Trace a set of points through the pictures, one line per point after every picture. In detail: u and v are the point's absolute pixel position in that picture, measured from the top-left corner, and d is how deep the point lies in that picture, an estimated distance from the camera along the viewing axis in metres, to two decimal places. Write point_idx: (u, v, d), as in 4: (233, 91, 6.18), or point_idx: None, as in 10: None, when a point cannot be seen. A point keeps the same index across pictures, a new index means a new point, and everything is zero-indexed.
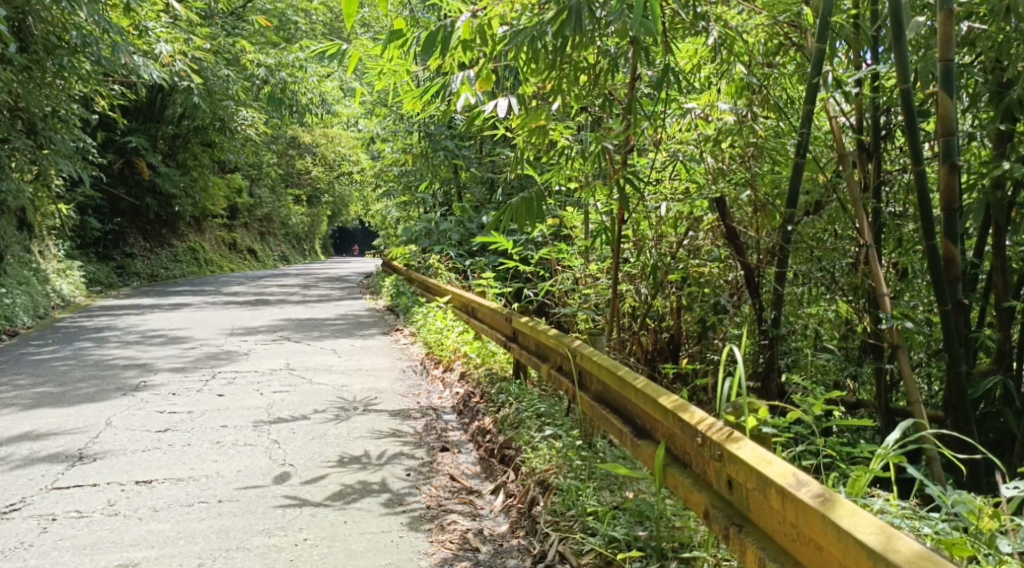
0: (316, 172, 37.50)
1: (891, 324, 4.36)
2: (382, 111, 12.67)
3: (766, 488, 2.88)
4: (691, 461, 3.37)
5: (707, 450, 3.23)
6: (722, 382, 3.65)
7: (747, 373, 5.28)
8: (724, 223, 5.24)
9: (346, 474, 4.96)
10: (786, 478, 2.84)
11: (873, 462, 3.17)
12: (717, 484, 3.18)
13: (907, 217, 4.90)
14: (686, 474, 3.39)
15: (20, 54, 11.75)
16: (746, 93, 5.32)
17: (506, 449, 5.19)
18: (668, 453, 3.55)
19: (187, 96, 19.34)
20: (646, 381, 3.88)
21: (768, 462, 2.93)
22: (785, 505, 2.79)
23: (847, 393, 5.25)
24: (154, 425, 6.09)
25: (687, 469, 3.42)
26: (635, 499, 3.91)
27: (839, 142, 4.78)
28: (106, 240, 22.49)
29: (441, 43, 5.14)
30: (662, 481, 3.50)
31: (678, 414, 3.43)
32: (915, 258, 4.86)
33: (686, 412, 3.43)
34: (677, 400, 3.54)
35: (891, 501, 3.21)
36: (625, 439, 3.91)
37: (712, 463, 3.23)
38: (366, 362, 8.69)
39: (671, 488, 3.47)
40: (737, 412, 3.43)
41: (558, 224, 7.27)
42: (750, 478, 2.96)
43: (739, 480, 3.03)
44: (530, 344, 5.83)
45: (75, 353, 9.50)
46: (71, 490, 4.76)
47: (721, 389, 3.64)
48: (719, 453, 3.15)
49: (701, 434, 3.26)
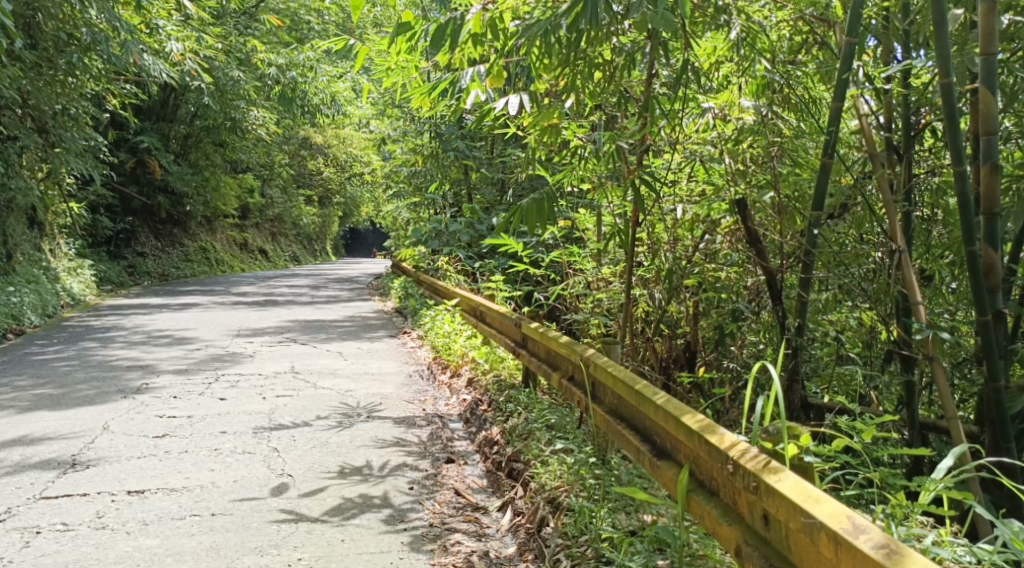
0: (327, 173, 37.41)
1: (926, 335, 4.08)
2: (392, 111, 12.50)
3: (813, 531, 2.63)
4: (719, 489, 3.14)
5: (739, 479, 3.00)
6: (755, 400, 3.36)
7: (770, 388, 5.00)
8: (746, 226, 5.05)
9: (346, 486, 4.74)
10: (839, 520, 2.59)
11: (922, 494, 2.97)
12: (750, 517, 2.95)
13: (935, 222, 4.66)
14: (714, 503, 3.16)
15: (28, 51, 11.50)
16: (766, 92, 5.05)
17: (514, 462, 4.97)
18: (692, 477, 3.32)
19: (200, 94, 19.21)
20: (665, 397, 3.65)
21: (815, 500, 2.68)
22: (838, 553, 2.54)
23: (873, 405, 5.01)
24: (152, 430, 5.87)
25: (714, 496, 3.19)
26: (656, 523, 3.68)
27: (868, 141, 4.53)
28: (117, 239, 22.32)
29: (450, 36, 4.88)
30: (686, 508, 3.27)
31: (705, 437, 3.19)
32: (944, 265, 4.62)
33: (715, 434, 3.19)
34: (703, 420, 3.30)
35: (944, 537, 2.96)
36: (642, 458, 3.68)
37: (744, 492, 2.99)
38: (372, 366, 8.47)
39: (695, 516, 3.25)
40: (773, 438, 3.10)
41: (570, 226, 7.04)
42: (794, 517, 2.71)
43: (778, 516, 2.79)
44: (540, 351, 5.60)
45: (79, 353, 9.31)
46: (59, 500, 4.56)
47: (753, 408, 3.33)
48: (754, 484, 2.91)
49: (733, 462, 3.03)
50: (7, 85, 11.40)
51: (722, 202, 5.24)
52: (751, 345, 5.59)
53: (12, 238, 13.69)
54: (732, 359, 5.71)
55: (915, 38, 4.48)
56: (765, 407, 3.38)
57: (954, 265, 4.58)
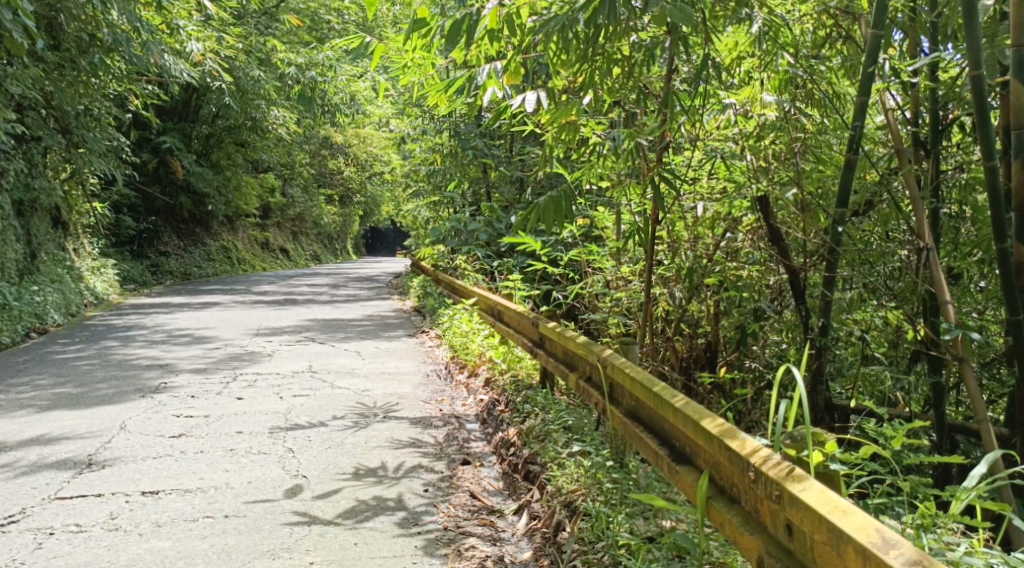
0: (348, 173, 37.48)
1: (955, 335, 3.99)
2: (413, 110, 12.51)
3: (841, 544, 2.54)
4: (740, 496, 3.06)
5: (761, 486, 2.91)
6: (777, 401, 3.26)
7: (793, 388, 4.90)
8: (768, 223, 4.95)
9: (360, 488, 4.68)
10: (867, 532, 2.50)
11: (954, 503, 2.86)
12: (773, 526, 2.86)
13: (964, 220, 4.55)
14: (735, 511, 3.07)
15: (50, 52, 11.49)
16: (789, 87, 4.93)
17: (530, 464, 4.90)
18: (712, 484, 3.24)
19: (221, 94, 19.20)
20: (684, 399, 3.57)
21: (842, 511, 2.60)
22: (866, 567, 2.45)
23: (898, 407, 4.90)
24: (168, 430, 5.83)
25: (734, 503, 3.11)
26: (675, 530, 3.60)
27: (894, 136, 4.45)
28: (141, 238, 22.39)
29: (466, 32, 4.81)
30: (706, 515, 3.19)
31: (726, 442, 3.11)
32: (973, 264, 4.52)
33: (736, 440, 3.11)
34: (723, 425, 3.22)
35: (978, 547, 2.85)
36: (660, 462, 3.60)
37: (767, 501, 2.90)
38: (390, 366, 8.41)
39: (715, 523, 3.16)
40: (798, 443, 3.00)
41: (589, 224, 6.95)
42: (820, 528, 2.62)
43: (803, 527, 2.70)
44: (557, 351, 5.52)
45: (100, 352, 9.29)
46: (74, 500, 4.52)
47: (776, 411, 3.23)
48: (777, 493, 2.82)
49: (755, 469, 2.94)
50: (29, 85, 11.40)
51: (743, 199, 5.14)
52: (775, 345, 5.51)
53: (37, 237, 13.55)
54: (755, 359, 5.63)
55: (943, 31, 4.39)
56: (789, 411, 3.27)
57: (983, 263, 4.47)
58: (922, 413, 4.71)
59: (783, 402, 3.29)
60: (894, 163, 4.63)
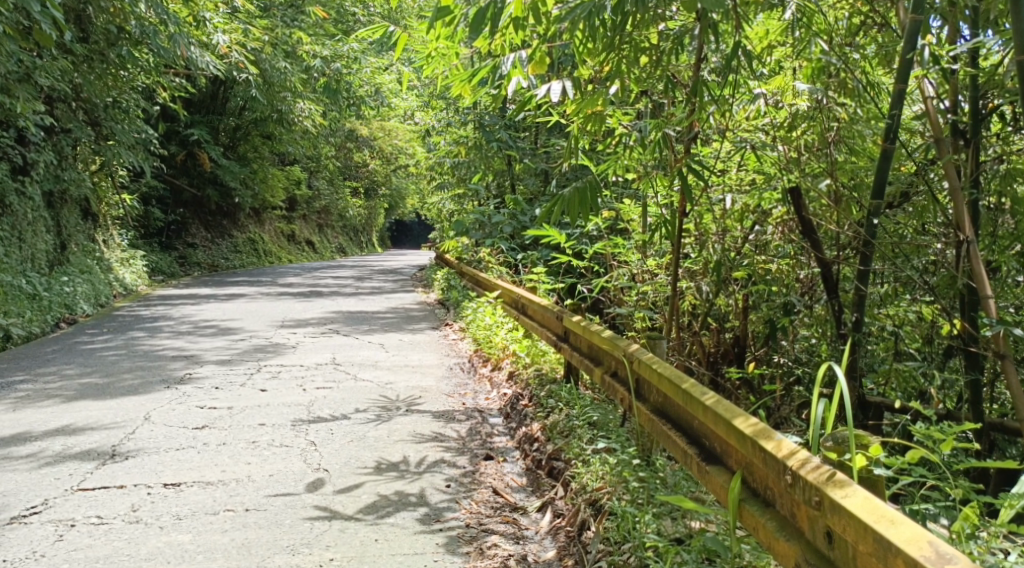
0: (374, 166, 37.58)
1: (997, 330, 3.91)
2: (438, 103, 12.57)
3: (888, 555, 2.43)
4: (776, 500, 2.96)
5: (799, 491, 2.81)
6: (815, 401, 3.15)
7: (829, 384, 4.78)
8: (799, 215, 4.78)
9: (381, 483, 4.62)
10: (917, 544, 2.39)
11: (1002, 510, 2.77)
12: (811, 533, 2.76)
13: (1003, 212, 4.42)
14: (769, 515, 2.98)
15: (78, 44, 11.45)
16: (822, 76, 4.78)
17: (554, 461, 4.82)
18: (745, 485, 3.14)
19: (247, 85, 19.15)
20: (715, 396, 3.46)
21: (887, 520, 2.49)
22: None
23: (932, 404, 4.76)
24: (191, 421, 5.77)
25: (768, 507, 3.01)
26: (704, 534, 3.50)
27: (933, 124, 4.33)
28: (169, 230, 22.44)
29: (490, 21, 4.72)
30: (738, 519, 3.09)
31: (760, 443, 3.01)
32: (1011, 256, 4.41)
33: (770, 440, 3.01)
34: (756, 425, 3.12)
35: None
36: (690, 462, 3.50)
37: (805, 506, 2.80)
38: (413, 358, 8.35)
39: (748, 527, 3.06)
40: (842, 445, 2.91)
41: (614, 216, 6.85)
42: (864, 537, 2.52)
43: (845, 536, 2.60)
44: (582, 345, 5.43)
45: (126, 343, 9.28)
46: (96, 492, 4.47)
47: (814, 411, 3.12)
48: (817, 499, 2.72)
49: (791, 472, 2.84)
50: (58, 76, 11.37)
51: (773, 191, 4.99)
52: (804, 340, 5.41)
53: (67, 228, 13.56)
54: (784, 354, 5.52)
55: (983, 17, 4.29)
56: (828, 411, 3.15)
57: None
58: (957, 411, 4.58)
59: (822, 402, 3.18)
60: (931, 154, 4.51)
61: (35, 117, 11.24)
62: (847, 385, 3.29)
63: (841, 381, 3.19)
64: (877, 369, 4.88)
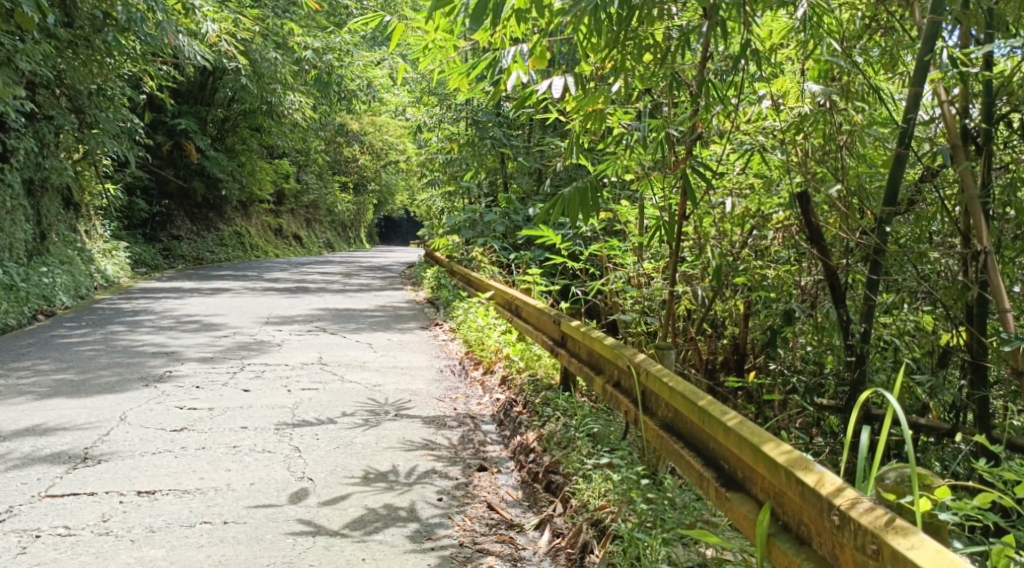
0: (363, 161, 37.29)
1: (1018, 345, 3.78)
2: (431, 99, 12.31)
3: None
4: (813, 538, 2.78)
5: (848, 534, 2.62)
6: (860, 428, 2.96)
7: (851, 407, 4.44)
8: (807, 220, 4.59)
9: (369, 495, 4.41)
10: None
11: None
12: None
13: (1006, 220, 4.20)
14: (805, 554, 2.80)
15: (62, 29, 11.16)
16: (829, 76, 4.65)
17: (552, 474, 4.63)
18: (774, 519, 2.96)
19: (237, 75, 18.75)
20: (737, 418, 3.28)
21: None
22: None
23: (931, 417, 4.60)
24: (169, 423, 5.54)
25: (803, 544, 2.84)
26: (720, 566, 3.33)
27: (949, 130, 4.17)
28: (153, 222, 22.14)
29: (492, 11, 4.47)
30: (766, 555, 2.92)
31: (800, 477, 2.82)
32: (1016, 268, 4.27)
33: (811, 474, 2.81)
34: (790, 453, 2.93)
35: None
36: (708, 487, 3.33)
37: (854, 551, 2.61)
38: (402, 360, 8.13)
39: (778, 564, 2.89)
40: (898, 483, 2.71)
41: (611, 218, 6.63)
42: None
43: None
44: (581, 351, 5.24)
45: (105, 338, 9.01)
46: (65, 500, 4.25)
47: (858, 440, 2.93)
48: (873, 546, 2.53)
49: (840, 513, 2.65)
50: (40, 61, 11.08)
51: (775, 196, 4.81)
52: (803, 348, 5.21)
53: (47, 218, 13.26)
54: (782, 362, 5.28)
55: (996, 21, 4.13)
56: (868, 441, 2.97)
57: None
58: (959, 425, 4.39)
59: (865, 428, 2.98)
60: (938, 161, 4.30)
61: (16, 102, 10.93)
62: (893, 410, 3.10)
63: (890, 405, 2.99)
64: (876, 378, 4.73)
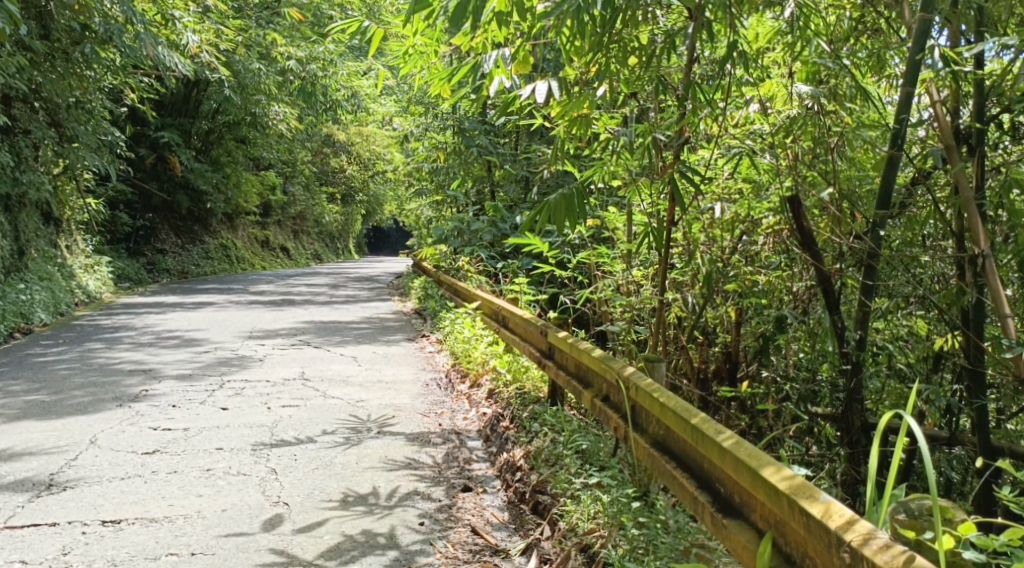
0: (350, 171, 37.10)
1: (1020, 352, 3.60)
2: (416, 107, 12.11)
3: None
4: None
5: None
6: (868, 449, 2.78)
7: (848, 419, 4.26)
8: (798, 224, 4.25)
9: (347, 520, 4.22)
10: None
11: None
12: None
13: (999, 222, 4.04)
14: None
15: (39, 41, 10.96)
16: (817, 76, 4.49)
17: (539, 494, 4.46)
18: (775, 549, 2.80)
19: (221, 87, 18.54)
20: (733, 437, 3.11)
21: None
22: None
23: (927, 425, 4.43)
24: (142, 445, 5.33)
25: None
26: None
27: (942, 130, 4.04)
28: (137, 235, 21.90)
29: (472, 14, 4.27)
30: None
31: (805, 508, 2.65)
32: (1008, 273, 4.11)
33: (818, 505, 2.64)
34: (793, 480, 2.77)
35: None
36: (701, 511, 3.16)
37: None
38: (388, 373, 7.94)
39: None
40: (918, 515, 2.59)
41: (598, 225, 6.46)
42: None
43: None
44: (568, 363, 5.07)
45: (82, 355, 8.79)
46: (24, 531, 4.05)
47: (865, 463, 2.76)
48: None
49: (850, 549, 2.48)
50: (13, 73, 10.87)
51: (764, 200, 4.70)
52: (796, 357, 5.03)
53: (25, 233, 13.00)
54: (774, 370, 5.10)
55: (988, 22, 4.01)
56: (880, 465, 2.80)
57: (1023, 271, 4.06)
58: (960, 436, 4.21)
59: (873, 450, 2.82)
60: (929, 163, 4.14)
61: None
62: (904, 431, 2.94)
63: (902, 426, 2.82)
64: (871, 387, 4.57)
